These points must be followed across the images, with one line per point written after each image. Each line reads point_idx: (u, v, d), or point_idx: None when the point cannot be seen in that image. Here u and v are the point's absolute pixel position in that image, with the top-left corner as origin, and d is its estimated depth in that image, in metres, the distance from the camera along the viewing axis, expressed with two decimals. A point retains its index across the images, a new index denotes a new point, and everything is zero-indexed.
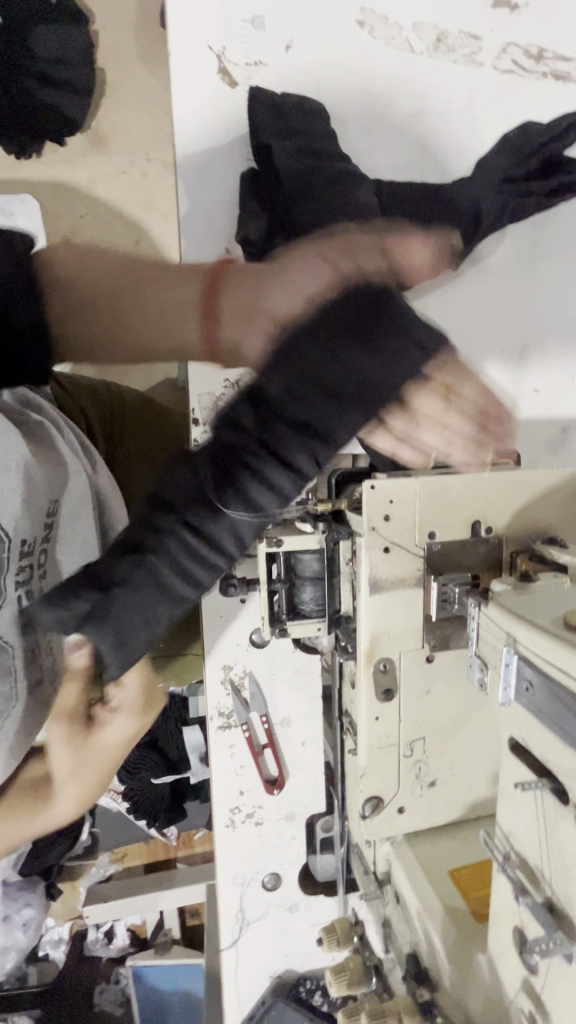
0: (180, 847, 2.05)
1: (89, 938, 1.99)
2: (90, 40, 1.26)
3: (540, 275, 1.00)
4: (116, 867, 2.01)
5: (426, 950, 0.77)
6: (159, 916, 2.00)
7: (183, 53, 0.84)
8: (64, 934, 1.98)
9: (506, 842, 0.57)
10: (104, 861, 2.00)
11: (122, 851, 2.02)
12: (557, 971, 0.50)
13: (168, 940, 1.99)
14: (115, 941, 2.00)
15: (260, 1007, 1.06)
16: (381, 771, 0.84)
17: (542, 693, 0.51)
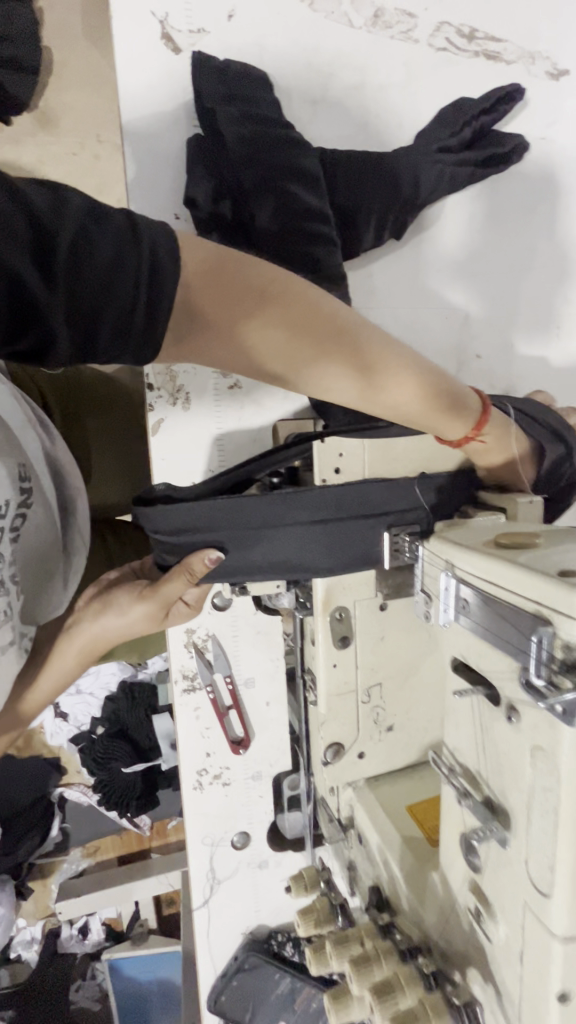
0: (154, 838, 2.02)
1: (63, 936, 1.96)
2: (36, 18, 1.22)
3: (478, 245, 1.05)
4: (89, 862, 1.99)
5: (386, 880, 0.81)
6: (134, 908, 1.98)
7: (126, 18, 0.85)
8: (37, 933, 1.96)
9: (452, 757, 0.61)
10: (76, 856, 1.98)
11: (94, 846, 2.00)
12: (495, 860, 0.55)
13: (144, 931, 1.98)
14: (90, 937, 1.98)
15: (233, 964, 1.08)
16: (341, 716, 0.88)
17: (475, 607, 0.55)
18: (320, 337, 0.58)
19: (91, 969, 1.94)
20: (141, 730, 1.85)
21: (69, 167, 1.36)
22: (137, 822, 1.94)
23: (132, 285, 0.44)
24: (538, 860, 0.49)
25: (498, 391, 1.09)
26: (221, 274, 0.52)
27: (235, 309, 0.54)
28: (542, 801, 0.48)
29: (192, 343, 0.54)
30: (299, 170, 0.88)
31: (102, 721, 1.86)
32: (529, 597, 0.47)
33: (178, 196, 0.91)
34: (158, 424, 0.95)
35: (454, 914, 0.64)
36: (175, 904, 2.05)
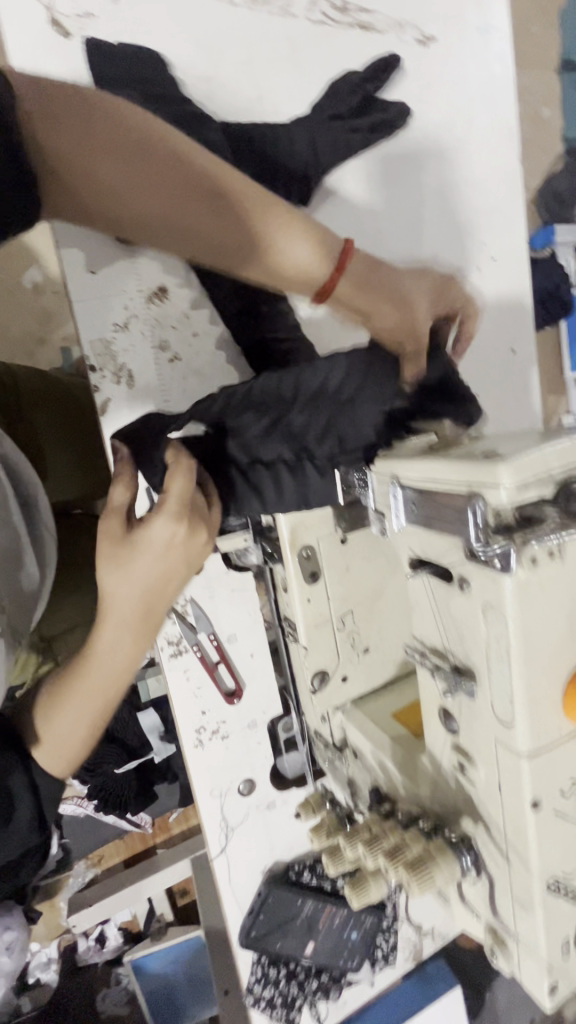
0: (157, 834, 2.07)
1: (80, 947, 2.03)
2: None
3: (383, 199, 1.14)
4: (95, 871, 2.02)
5: (384, 778, 0.91)
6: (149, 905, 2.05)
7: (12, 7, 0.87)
8: (54, 953, 2.00)
9: (421, 644, 0.71)
10: (81, 868, 2.01)
11: (98, 854, 2.02)
12: (469, 715, 0.65)
13: (162, 924, 2.05)
14: (108, 942, 2.04)
15: (257, 900, 1.15)
16: (321, 645, 0.96)
17: (421, 505, 0.63)
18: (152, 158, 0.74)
19: (115, 974, 2.02)
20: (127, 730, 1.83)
21: None
22: (138, 821, 1.97)
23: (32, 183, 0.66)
24: (501, 699, 0.59)
25: None
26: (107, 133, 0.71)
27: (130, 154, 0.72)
28: (497, 648, 0.58)
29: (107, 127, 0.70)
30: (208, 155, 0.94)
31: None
32: (461, 480, 0.56)
33: None
34: (105, 405, 0.98)
35: (444, 777, 0.74)
36: (189, 892, 2.10)
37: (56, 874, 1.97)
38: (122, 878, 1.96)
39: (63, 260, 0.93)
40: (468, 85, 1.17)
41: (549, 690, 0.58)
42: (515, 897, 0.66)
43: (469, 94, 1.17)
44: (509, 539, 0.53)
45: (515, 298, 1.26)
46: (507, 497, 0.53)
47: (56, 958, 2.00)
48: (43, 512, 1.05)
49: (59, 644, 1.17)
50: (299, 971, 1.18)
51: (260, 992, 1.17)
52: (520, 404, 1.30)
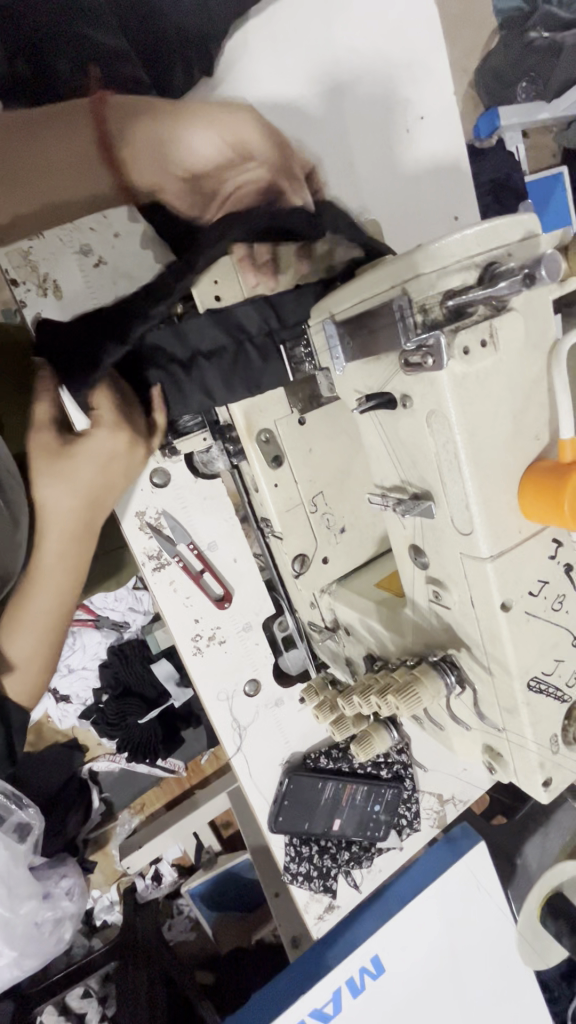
0: (192, 776, 2.15)
1: (139, 888, 2.11)
2: None
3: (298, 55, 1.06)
4: (139, 818, 2.12)
5: (375, 642, 0.93)
6: (196, 843, 2.13)
7: None
8: (115, 895, 2.10)
9: (382, 488, 0.71)
10: (126, 816, 2.11)
11: (140, 803, 2.12)
12: (435, 539, 0.66)
13: (212, 856, 2.16)
14: (164, 880, 2.14)
15: (280, 789, 1.20)
16: (297, 530, 0.97)
17: (358, 334, 0.62)
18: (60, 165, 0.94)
19: (176, 903, 2.12)
20: (144, 681, 1.88)
21: None
22: (169, 763, 2.03)
23: None
24: (458, 507, 0.60)
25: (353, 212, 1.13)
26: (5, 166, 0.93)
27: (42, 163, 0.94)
28: (447, 456, 0.58)
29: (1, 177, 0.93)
30: (98, 48, 0.90)
31: (105, 687, 1.87)
32: (387, 286, 0.56)
33: None
34: (34, 320, 0.93)
35: (426, 616, 0.76)
36: (231, 822, 2.22)
37: (102, 824, 2.07)
38: (166, 820, 2.05)
39: None
40: None
41: (504, 487, 0.58)
42: (502, 705, 0.69)
43: None
44: (439, 331, 0.52)
45: (451, 161, 1.20)
46: (432, 287, 0.53)
47: (117, 898, 2.11)
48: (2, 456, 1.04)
49: None
50: (330, 847, 1.26)
51: (298, 872, 1.24)
52: None
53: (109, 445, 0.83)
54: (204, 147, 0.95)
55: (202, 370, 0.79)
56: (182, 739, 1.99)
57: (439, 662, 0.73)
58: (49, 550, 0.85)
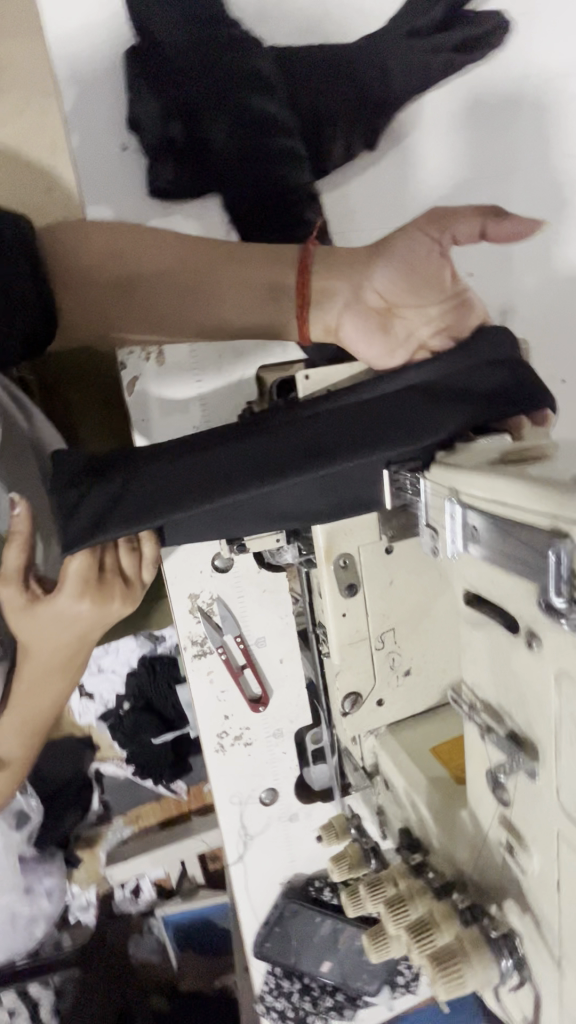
0: (193, 801, 1.81)
1: (116, 898, 1.78)
2: None
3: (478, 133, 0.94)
4: (132, 829, 1.79)
5: (416, 823, 0.80)
6: (181, 865, 1.78)
7: None
8: (93, 898, 1.77)
9: (471, 694, 0.59)
10: (120, 823, 1.79)
11: (135, 813, 1.80)
12: (526, 793, 0.53)
13: (194, 885, 1.82)
14: (142, 895, 1.79)
15: (274, 912, 1.10)
16: (356, 666, 0.86)
17: (484, 533, 0.50)
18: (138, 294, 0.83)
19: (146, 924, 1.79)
20: (168, 698, 1.72)
21: None
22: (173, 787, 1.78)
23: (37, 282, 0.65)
24: (570, 789, 0.46)
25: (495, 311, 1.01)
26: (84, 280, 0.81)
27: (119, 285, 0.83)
28: (570, 729, 0.45)
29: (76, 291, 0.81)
30: (254, 114, 0.81)
31: (127, 696, 1.72)
32: (542, 512, 0.42)
33: (121, 116, 0.82)
34: (132, 382, 0.89)
35: (488, 849, 0.63)
36: None
37: (95, 827, 1.78)
38: (155, 841, 1.75)
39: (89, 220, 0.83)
40: None
41: None
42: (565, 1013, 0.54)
43: None
44: None
45: None
46: None
47: (95, 903, 1.77)
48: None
49: None
50: (313, 986, 1.13)
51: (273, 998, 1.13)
52: None
53: (81, 601, 0.78)
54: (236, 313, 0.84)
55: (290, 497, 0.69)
56: (191, 767, 1.78)
57: (494, 933, 0.61)
58: (41, 663, 0.86)
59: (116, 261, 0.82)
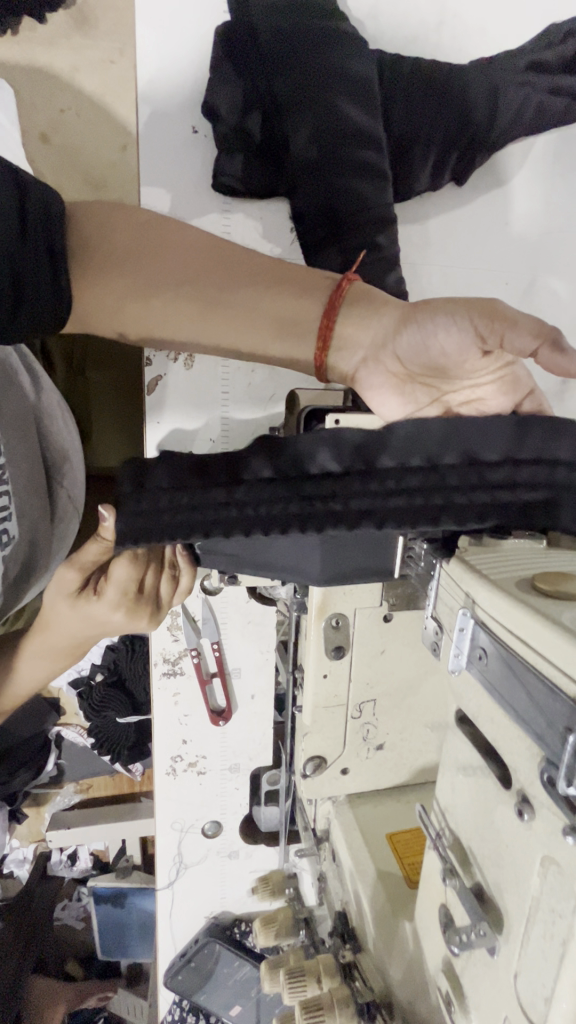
0: (146, 782, 1.74)
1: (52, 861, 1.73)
2: None
3: (573, 189, 0.88)
4: (81, 798, 1.72)
5: (355, 911, 0.74)
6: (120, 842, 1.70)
7: None
8: (30, 854, 1.72)
9: (442, 819, 0.52)
10: (69, 791, 1.71)
11: (88, 782, 1.73)
12: (481, 955, 0.46)
13: (129, 864, 1.72)
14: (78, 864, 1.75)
15: (193, 945, 1.06)
16: (326, 729, 0.79)
17: (493, 662, 0.44)
18: (150, 280, 0.62)
19: (77, 892, 1.75)
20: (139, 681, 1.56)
21: (105, 80, 1.12)
22: (129, 768, 1.66)
23: (44, 236, 0.54)
24: (531, 983, 0.40)
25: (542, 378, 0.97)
26: (104, 250, 0.60)
27: (137, 266, 0.62)
28: (547, 924, 0.38)
29: (90, 268, 0.60)
30: (343, 116, 0.71)
31: (102, 666, 1.57)
32: (569, 676, 0.36)
33: (200, 94, 0.76)
34: (156, 382, 0.84)
35: (423, 984, 0.57)
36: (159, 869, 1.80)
37: (46, 789, 1.69)
38: (100, 815, 1.67)
39: (144, 201, 0.77)
40: None
41: None
42: None
43: None
44: None
45: None
46: None
47: (32, 859, 1.72)
48: (73, 480, 0.97)
49: None
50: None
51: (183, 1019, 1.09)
52: None
53: (121, 607, 0.76)
54: (245, 342, 0.65)
55: (292, 553, 0.63)
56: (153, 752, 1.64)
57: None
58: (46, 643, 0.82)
59: (137, 240, 0.62)
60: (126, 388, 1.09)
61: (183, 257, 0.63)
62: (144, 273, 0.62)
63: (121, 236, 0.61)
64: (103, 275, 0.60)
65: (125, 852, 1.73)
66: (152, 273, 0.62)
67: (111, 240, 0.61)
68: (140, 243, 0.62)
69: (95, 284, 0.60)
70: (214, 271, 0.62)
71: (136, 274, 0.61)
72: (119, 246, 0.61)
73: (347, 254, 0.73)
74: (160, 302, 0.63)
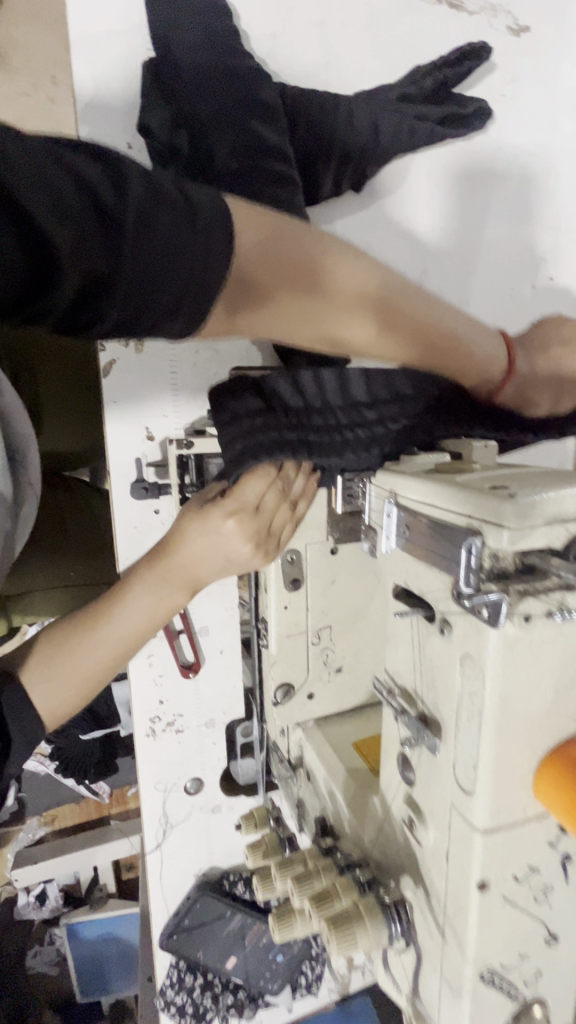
0: (113, 805, 1.74)
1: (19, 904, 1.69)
2: None
3: (448, 191, 1.07)
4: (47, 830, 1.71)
5: (332, 810, 0.85)
6: (92, 872, 1.72)
7: None
8: None
9: (391, 681, 0.64)
10: (33, 823, 1.70)
11: (52, 813, 1.71)
12: (427, 770, 0.59)
13: (104, 895, 1.73)
14: (47, 903, 1.70)
15: (185, 903, 1.11)
16: (291, 658, 0.90)
17: (413, 531, 0.57)
18: (277, 279, 0.59)
19: (48, 933, 1.70)
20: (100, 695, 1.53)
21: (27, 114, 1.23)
22: (95, 787, 1.66)
23: (182, 257, 0.47)
24: (464, 760, 0.52)
25: None
26: (247, 251, 0.56)
27: (265, 269, 0.58)
28: (468, 706, 0.51)
29: (236, 285, 0.56)
30: (257, 137, 0.86)
31: None
32: (462, 510, 0.49)
33: (131, 117, 0.88)
34: (110, 366, 0.94)
35: (391, 830, 0.68)
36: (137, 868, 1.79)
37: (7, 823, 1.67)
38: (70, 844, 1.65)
39: None
40: (556, 85, 1.08)
41: (521, 763, 0.51)
42: (444, 976, 0.59)
43: (554, 91, 1.08)
44: (503, 588, 0.46)
45: None
46: (508, 541, 0.45)
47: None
48: (32, 464, 1.02)
49: (15, 607, 1.04)
50: (215, 985, 1.14)
51: (179, 992, 1.13)
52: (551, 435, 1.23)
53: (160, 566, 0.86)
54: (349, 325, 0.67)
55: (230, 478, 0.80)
56: (117, 767, 1.66)
57: (387, 904, 0.66)
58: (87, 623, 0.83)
59: (261, 240, 0.57)
60: (78, 394, 1.18)
61: (287, 250, 0.59)
62: (266, 272, 0.58)
63: (246, 231, 0.55)
64: (249, 293, 0.58)
65: (99, 883, 1.74)
66: (276, 269, 0.59)
67: (252, 280, 0.57)
68: (266, 258, 0.57)
69: (246, 291, 0.57)
70: (307, 269, 0.61)
71: (267, 283, 0.59)
72: (265, 254, 0.57)
73: None
74: (274, 310, 0.61)
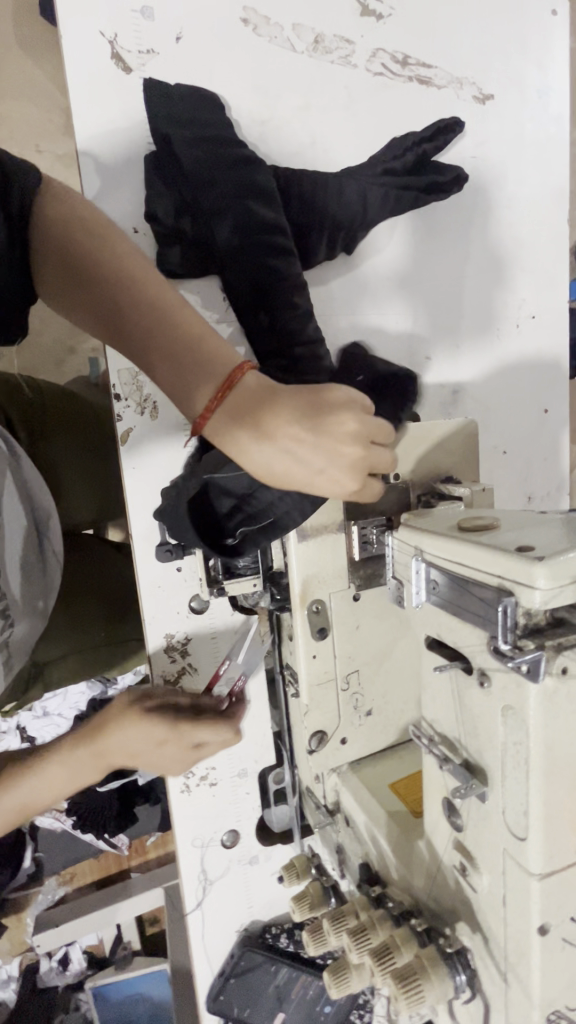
0: (132, 855, 1.71)
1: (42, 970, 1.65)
2: None
3: (432, 248, 1.14)
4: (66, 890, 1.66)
5: (376, 856, 0.85)
6: (116, 929, 1.69)
7: (79, 45, 0.89)
8: (15, 969, 1.64)
9: (430, 729, 0.66)
10: (51, 884, 1.65)
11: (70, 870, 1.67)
12: (476, 815, 0.61)
13: (129, 953, 1.69)
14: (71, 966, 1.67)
15: (230, 962, 1.10)
16: (323, 704, 0.92)
17: (444, 587, 0.60)
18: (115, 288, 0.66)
19: (75, 1000, 1.65)
20: None
21: None
22: (114, 841, 1.61)
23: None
24: (513, 807, 0.55)
25: (447, 390, 1.19)
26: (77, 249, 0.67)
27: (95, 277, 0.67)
28: (514, 754, 0.54)
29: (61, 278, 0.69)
30: (256, 215, 0.91)
31: None
32: (492, 571, 0.53)
33: (136, 204, 0.94)
34: (127, 433, 0.98)
35: (441, 876, 0.69)
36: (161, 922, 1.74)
37: (26, 887, 1.64)
38: (90, 902, 1.61)
39: None
40: (521, 145, 1.17)
41: (569, 807, 0.53)
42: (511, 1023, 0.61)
43: (520, 152, 1.17)
44: (539, 643, 0.50)
45: (553, 361, 1.25)
46: (540, 600, 0.49)
47: (18, 975, 1.65)
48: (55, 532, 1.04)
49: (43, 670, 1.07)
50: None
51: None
52: (546, 461, 1.29)
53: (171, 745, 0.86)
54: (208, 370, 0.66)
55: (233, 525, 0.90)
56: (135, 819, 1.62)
57: (449, 952, 0.67)
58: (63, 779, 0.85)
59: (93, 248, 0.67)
60: (90, 453, 1.22)
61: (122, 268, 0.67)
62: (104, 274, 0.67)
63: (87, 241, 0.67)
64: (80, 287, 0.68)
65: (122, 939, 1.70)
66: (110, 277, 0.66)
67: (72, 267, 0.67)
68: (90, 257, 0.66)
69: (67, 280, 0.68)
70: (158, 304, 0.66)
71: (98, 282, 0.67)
72: (83, 232, 0.67)
73: (274, 317, 0.92)
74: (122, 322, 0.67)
